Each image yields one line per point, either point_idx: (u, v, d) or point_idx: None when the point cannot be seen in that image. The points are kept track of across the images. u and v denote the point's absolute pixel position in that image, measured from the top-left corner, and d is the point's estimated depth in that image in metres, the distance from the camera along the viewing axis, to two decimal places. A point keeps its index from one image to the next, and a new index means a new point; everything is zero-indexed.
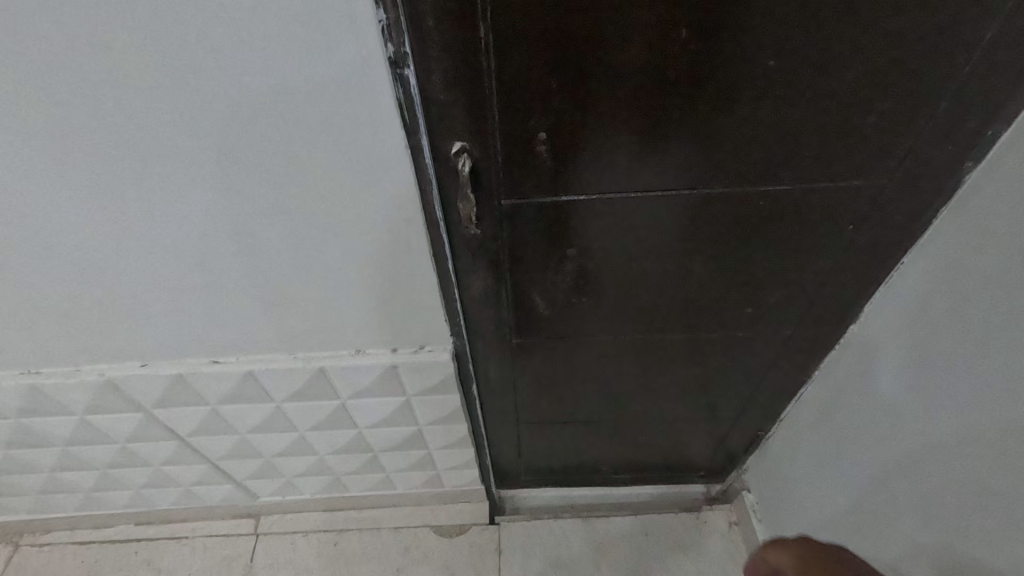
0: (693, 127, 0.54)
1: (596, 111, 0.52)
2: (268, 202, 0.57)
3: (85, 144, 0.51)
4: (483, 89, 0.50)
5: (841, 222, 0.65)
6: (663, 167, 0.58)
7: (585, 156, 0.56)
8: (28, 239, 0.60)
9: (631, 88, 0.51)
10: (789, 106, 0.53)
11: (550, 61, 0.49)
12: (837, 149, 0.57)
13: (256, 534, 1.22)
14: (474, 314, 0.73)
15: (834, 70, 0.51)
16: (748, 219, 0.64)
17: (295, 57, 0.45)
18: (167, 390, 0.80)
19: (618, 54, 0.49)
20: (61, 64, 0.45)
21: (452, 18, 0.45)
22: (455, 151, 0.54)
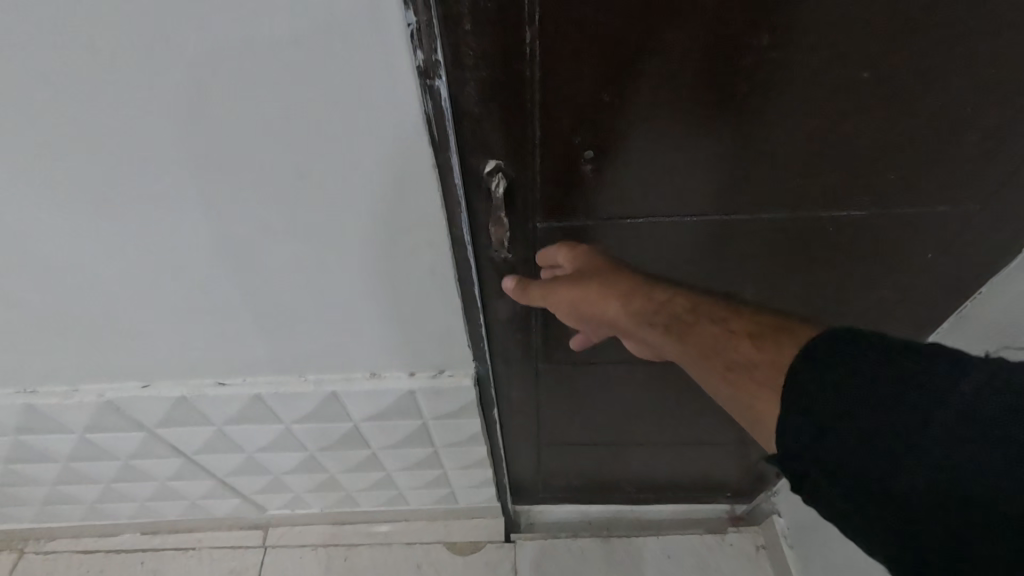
0: (759, 146, 0.48)
1: (651, 127, 0.46)
2: (278, 221, 0.52)
3: (74, 159, 0.45)
4: (523, 99, 0.44)
5: (915, 250, 0.58)
6: (721, 190, 0.51)
7: (633, 175, 0.50)
8: (17, 259, 0.55)
9: (693, 102, 0.45)
10: (872, 124, 0.47)
11: (602, 71, 0.43)
12: (921, 172, 0.51)
13: (265, 547, 1.19)
14: (499, 338, 0.67)
15: (930, 83, 0.44)
16: (810, 246, 0.57)
17: (309, 66, 0.39)
18: (170, 411, 0.76)
19: (682, 64, 0.42)
20: (43, 71, 0.39)
21: (493, 22, 0.40)
22: (489, 170, 0.48)
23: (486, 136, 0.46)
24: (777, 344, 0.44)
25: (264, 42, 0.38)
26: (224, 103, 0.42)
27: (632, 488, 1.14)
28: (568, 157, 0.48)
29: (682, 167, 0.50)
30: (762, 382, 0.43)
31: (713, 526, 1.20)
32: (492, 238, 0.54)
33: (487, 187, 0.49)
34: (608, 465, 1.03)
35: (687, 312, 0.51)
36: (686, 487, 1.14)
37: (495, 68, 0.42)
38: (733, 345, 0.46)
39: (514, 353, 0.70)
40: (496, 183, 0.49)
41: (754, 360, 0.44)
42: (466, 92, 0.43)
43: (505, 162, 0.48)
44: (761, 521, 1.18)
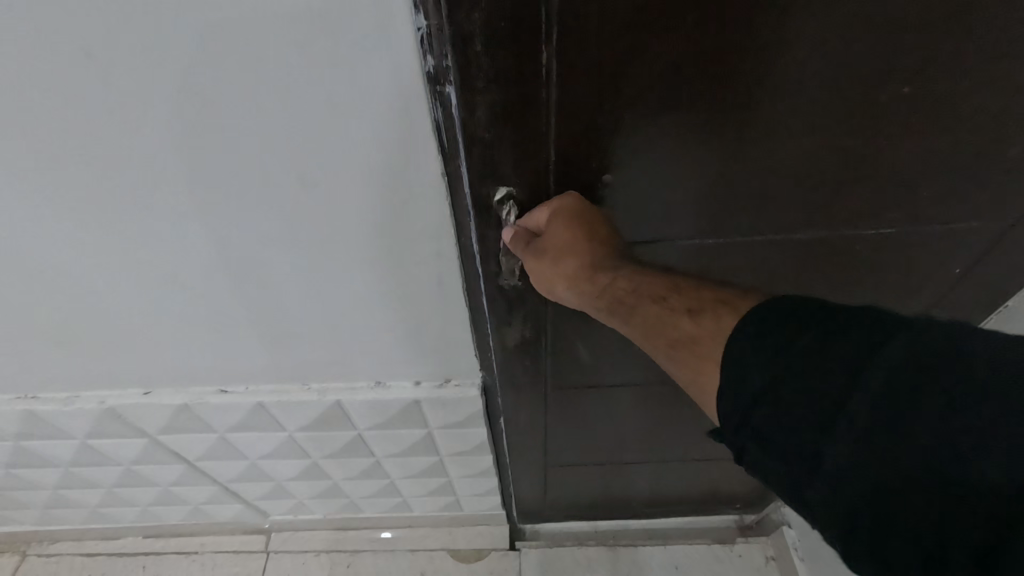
0: (789, 161, 0.47)
1: (677, 146, 0.45)
2: (282, 230, 0.50)
3: (70, 167, 0.44)
4: (537, 117, 0.42)
5: (946, 257, 0.59)
6: (750, 204, 0.51)
7: (659, 194, 0.49)
8: (13, 266, 0.53)
9: (721, 120, 0.43)
10: (905, 136, 0.45)
11: (623, 92, 0.41)
12: (954, 182, 0.50)
13: (267, 552, 1.18)
14: (506, 366, 0.66)
15: (966, 93, 0.43)
16: (840, 255, 0.58)
17: (314, 69, 0.38)
18: (172, 418, 0.74)
19: (710, 80, 0.41)
20: (35, 78, 0.38)
21: (506, 40, 0.38)
22: (500, 198, 0.48)
23: (497, 157, 0.44)
24: (712, 317, 0.38)
25: (266, 45, 0.36)
26: (225, 108, 0.40)
27: (640, 502, 1.11)
28: (581, 175, 0.47)
29: (698, 192, 0.49)
30: (702, 360, 0.38)
31: (722, 535, 1.18)
32: (501, 266, 0.53)
33: (497, 215, 0.49)
34: (615, 480, 1.00)
35: (634, 293, 0.43)
36: (694, 501, 1.12)
37: (508, 86, 0.40)
38: (672, 319, 0.40)
39: (521, 378, 0.68)
40: (505, 209, 0.48)
41: (694, 335, 0.38)
42: (478, 112, 0.41)
43: (517, 181, 0.47)
44: (770, 532, 1.16)
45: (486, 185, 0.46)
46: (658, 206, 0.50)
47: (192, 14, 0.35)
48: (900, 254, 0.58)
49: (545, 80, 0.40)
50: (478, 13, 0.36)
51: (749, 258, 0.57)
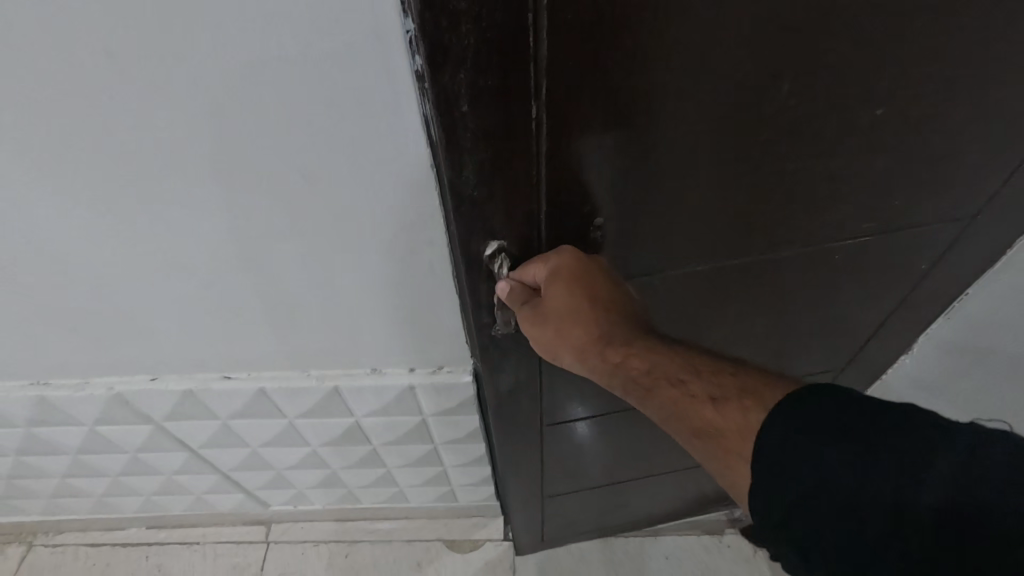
0: (766, 176, 0.51)
1: (662, 178, 0.48)
2: (284, 220, 0.53)
3: (88, 158, 0.47)
4: (526, 163, 0.44)
5: (916, 246, 0.65)
6: (731, 218, 0.54)
7: (648, 223, 0.52)
8: (29, 253, 0.56)
9: (699, 147, 0.46)
10: (865, 140, 0.50)
11: (608, 137, 0.44)
12: (912, 174, 0.55)
13: (267, 542, 1.21)
14: (494, 389, 0.67)
15: (914, 91, 0.47)
16: (822, 258, 0.62)
17: (312, 66, 0.41)
18: (178, 404, 0.78)
19: (686, 111, 0.44)
20: (58, 77, 0.41)
21: (492, 97, 0.39)
22: (491, 253, 0.50)
23: (485, 201, 0.45)
24: (737, 408, 0.45)
25: (267, 45, 0.39)
26: (229, 103, 0.43)
27: (635, 509, 1.11)
28: (570, 210, 0.49)
29: (669, 227, 0.53)
30: (729, 450, 0.45)
31: (713, 528, 1.21)
32: (495, 317, 0.56)
33: (489, 267, 0.51)
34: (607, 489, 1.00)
35: (648, 373, 0.50)
36: (684, 505, 1.14)
37: (495, 136, 0.41)
38: (697, 407, 0.47)
39: (507, 402, 0.69)
40: (497, 263, 0.51)
41: (720, 428, 0.45)
42: (468, 161, 0.42)
43: (508, 226, 0.48)
44: None
45: (478, 230, 0.48)
46: (636, 243, 0.54)
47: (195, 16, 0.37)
48: (875, 252, 0.64)
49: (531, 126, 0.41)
50: (463, 72, 0.37)
51: (714, 281, 0.62)
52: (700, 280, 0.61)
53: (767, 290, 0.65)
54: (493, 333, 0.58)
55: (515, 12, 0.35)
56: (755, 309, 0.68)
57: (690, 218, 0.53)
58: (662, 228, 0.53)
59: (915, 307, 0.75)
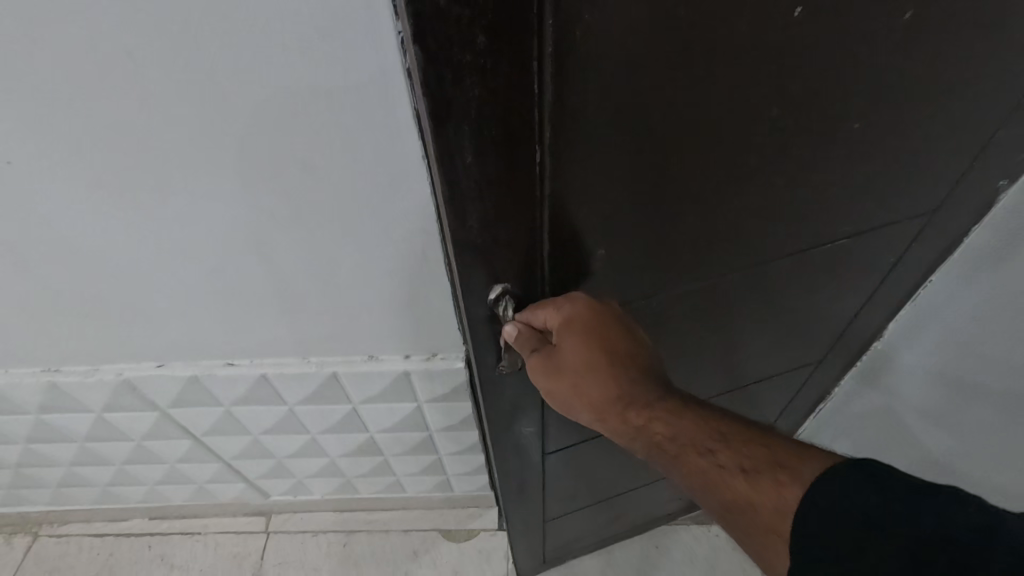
0: (752, 195, 0.53)
1: (656, 207, 0.50)
2: (286, 209, 0.57)
3: (106, 147, 0.51)
4: (527, 206, 0.45)
5: (886, 245, 0.69)
6: (719, 235, 0.57)
7: (642, 249, 0.54)
8: (48, 240, 0.60)
9: (689, 174, 0.49)
10: (838, 152, 0.53)
11: (604, 176, 0.46)
12: (881, 179, 0.59)
13: (267, 532, 1.24)
14: (495, 410, 0.67)
15: (882, 104, 0.50)
16: (806, 262, 0.65)
17: (313, 64, 0.44)
18: (183, 390, 0.81)
19: (675, 142, 0.45)
20: (84, 70, 0.45)
21: (494, 145, 0.40)
22: (496, 296, 0.52)
23: (488, 242, 0.47)
24: (771, 483, 0.44)
25: (273, 43, 0.43)
26: (238, 96, 0.47)
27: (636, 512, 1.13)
28: (569, 247, 0.51)
29: (657, 255, 0.56)
30: (755, 528, 0.44)
31: (701, 519, 1.24)
32: (503, 358, 0.59)
33: (494, 309, 0.53)
34: (608, 497, 1.01)
35: (672, 442, 0.51)
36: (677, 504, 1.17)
37: (497, 183, 0.43)
38: (725, 478, 0.47)
39: (508, 425, 0.70)
40: (502, 303, 0.53)
41: (750, 500, 0.45)
42: (472, 207, 0.44)
43: (510, 262, 0.50)
44: None
45: (480, 271, 0.49)
46: (626, 272, 0.56)
47: (209, 16, 0.41)
48: (850, 252, 0.67)
49: (532, 170, 0.43)
50: (467, 123, 0.38)
51: (698, 300, 0.65)
52: (685, 300, 0.64)
53: (756, 298, 0.68)
54: (499, 369, 0.60)
55: (514, 63, 0.36)
56: (746, 316, 0.71)
57: (675, 244, 0.55)
58: (649, 255, 0.55)
59: (887, 298, 0.80)
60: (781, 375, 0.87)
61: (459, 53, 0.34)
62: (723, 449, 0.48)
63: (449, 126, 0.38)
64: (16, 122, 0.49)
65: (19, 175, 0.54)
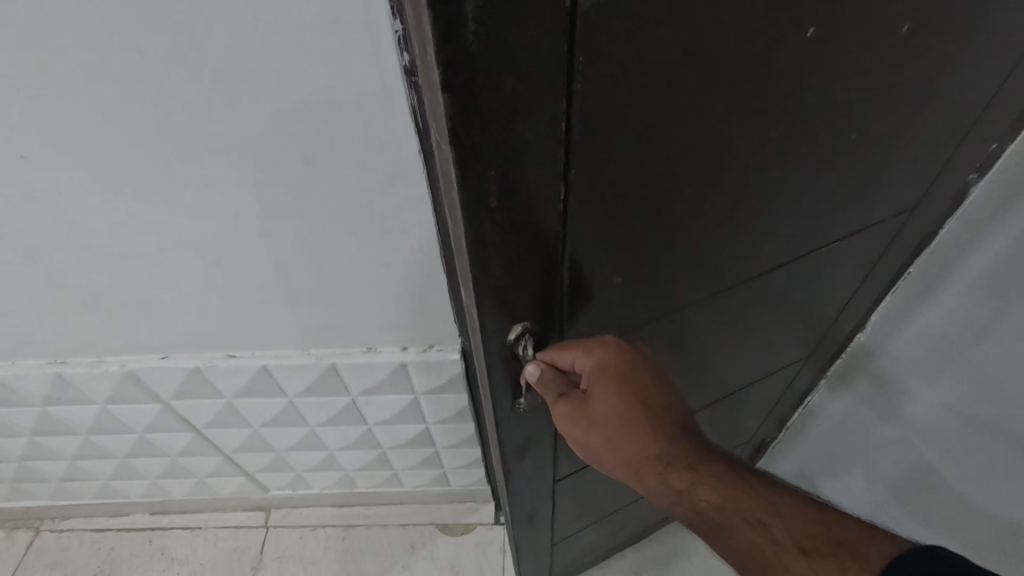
0: (755, 213, 0.54)
1: (666, 233, 0.50)
2: (288, 203, 0.59)
3: (115, 142, 0.54)
4: (546, 242, 0.45)
5: (875, 250, 0.71)
6: (725, 254, 0.57)
7: (652, 273, 0.54)
8: (57, 233, 0.62)
9: (698, 199, 0.48)
10: (836, 168, 0.54)
11: (620, 208, 0.45)
12: (873, 189, 0.60)
13: (267, 527, 1.25)
14: (508, 443, 0.66)
15: (875, 119, 0.51)
16: (802, 272, 0.67)
17: (315, 60, 0.47)
18: (185, 382, 0.83)
19: (685, 169, 0.45)
20: (97, 68, 0.47)
21: (517, 186, 0.39)
22: (515, 335, 0.51)
23: (509, 284, 0.46)
24: (831, 562, 0.42)
25: (277, 41, 0.45)
26: (243, 92, 0.49)
27: (636, 519, 1.14)
28: (586, 279, 0.50)
29: (665, 282, 0.56)
30: None
31: None
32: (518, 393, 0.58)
33: (514, 348, 0.52)
34: (612, 506, 1.01)
35: (716, 508, 0.49)
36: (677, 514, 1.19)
37: (518, 223, 0.42)
38: (781, 557, 0.45)
39: (522, 457, 0.70)
40: (523, 343, 0.52)
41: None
42: (494, 251, 0.43)
43: (526, 298, 0.48)
44: None
45: (498, 311, 0.48)
46: (636, 297, 0.55)
47: (217, 15, 0.44)
48: (843, 258, 0.69)
49: (554, 210, 0.42)
50: (492, 169, 0.37)
51: (703, 319, 0.65)
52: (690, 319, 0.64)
53: (756, 310, 0.69)
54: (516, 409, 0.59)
55: (538, 108, 0.36)
56: (746, 327, 0.71)
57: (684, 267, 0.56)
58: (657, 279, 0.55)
59: (873, 298, 0.82)
60: (778, 373, 0.88)
61: (485, 101, 0.33)
62: (775, 520, 0.46)
63: (475, 170, 0.37)
64: (31, 116, 0.51)
65: (32, 169, 0.56)
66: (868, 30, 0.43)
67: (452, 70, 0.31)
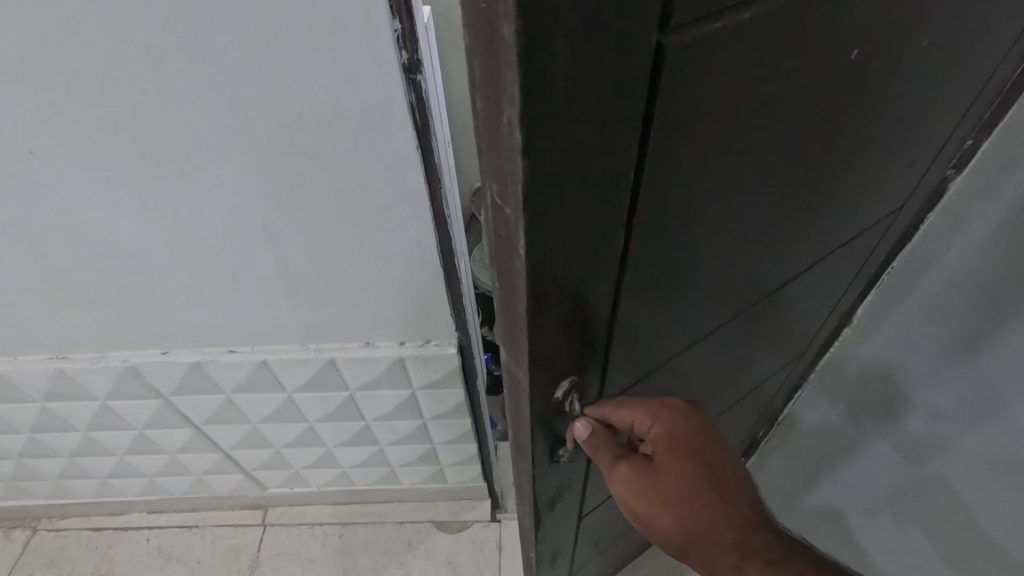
0: (786, 241, 0.52)
1: (706, 271, 0.48)
2: (289, 198, 0.61)
3: (120, 138, 0.55)
4: (597, 298, 0.42)
5: (871, 257, 0.72)
6: (753, 282, 0.55)
7: (688, 311, 0.52)
8: (62, 226, 0.64)
9: (738, 234, 0.46)
10: (860, 191, 0.53)
11: (668, 254, 0.42)
12: (885, 204, 0.59)
13: (264, 525, 1.26)
14: (541, 496, 0.63)
15: (901, 141, 0.50)
16: (812, 285, 0.66)
17: (316, 57, 0.48)
18: (185, 377, 0.84)
19: (733, 209, 0.43)
20: (105, 64, 0.49)
21: (575, 246, 0.36)
22: (563, 393, 0.48)
23: (559, 344, 0.43)
24: None
25: (280, 38, 0.47)
26: (247, 89, 0.51)
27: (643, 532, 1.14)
28: (629, 327, 0.47)
29: (698, 318, 0.54)
30: None
31: None
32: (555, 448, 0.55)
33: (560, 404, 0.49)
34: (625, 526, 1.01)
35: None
36: None
37: (573, 282, 0.39)
38: None
39: (552, 505, 0.67)
40: (569, 399, 0.49)
41: None
42: (549, 313, 0.40)
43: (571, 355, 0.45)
44: None
45: (545, 371, 0.45)
46: (671, 336, 0.54)
47: (223, 13, 0.46)
48: (846, 266, 0.69)
49: (614, 264, 0.40)
50: (553, 232, 0.34)
51: (720, 344, 0.63)
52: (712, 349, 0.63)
53: (767, 324, 0.68)
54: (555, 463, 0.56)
55: (602, 164, 0.32)
56: (755, 341, 0.71)
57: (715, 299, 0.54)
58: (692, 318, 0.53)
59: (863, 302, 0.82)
60: (770, 376, 0.88)
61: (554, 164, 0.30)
62: None
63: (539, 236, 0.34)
64: (41, 111, 0.53)
65: (39, 164, 0.57)
66: (917, 57, 0.41)
67: (533, 134, 0.29)
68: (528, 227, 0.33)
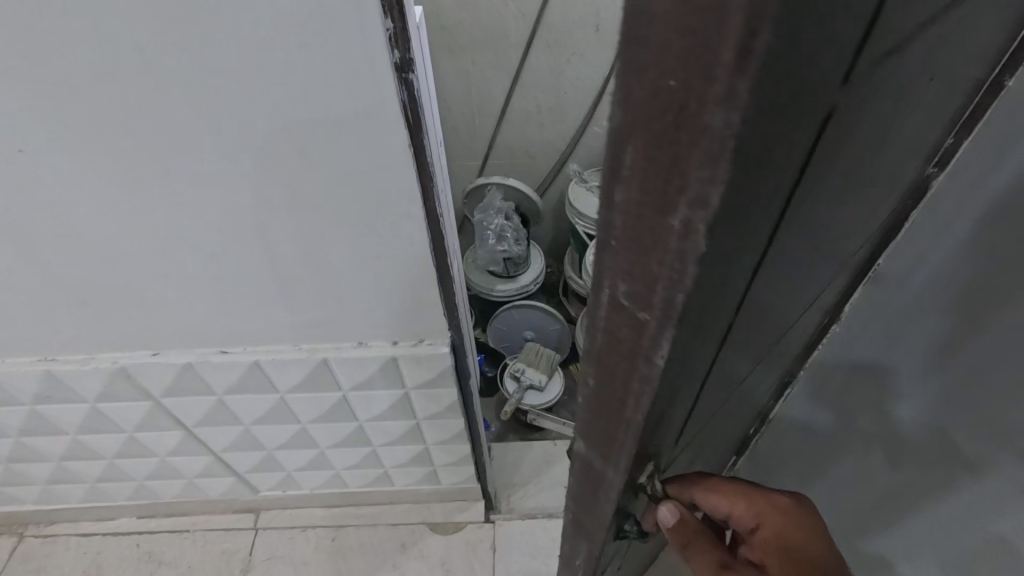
0: (825, 276, 0.49)
1: (766, 321, 0.43)
2: (282, 197, 0.61)
3: (112, 137, 0.55)
4: (692, 380, 0.35)
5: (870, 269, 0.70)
6: (791, 319, 0.51)
7: (741, 361, 0.46)
8: (51, 224, 0.63)
9: (802, 279, 0.41)
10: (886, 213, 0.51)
11: (748, 314, 0.37)
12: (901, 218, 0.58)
13: (256, 528, 1.25)
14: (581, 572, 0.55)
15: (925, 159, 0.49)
16: (831, 306, 0.63)
17: (309, 53, 0.49)
18: (176, 378, 0.84)
19: (810, 253, 0.38)
20: (97, 62, 0.49)
21: (697, 338, 0.29)
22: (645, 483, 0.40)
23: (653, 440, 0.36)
24: None
25: (272, 34, 0.47)
26: (239, 85, 0.51)
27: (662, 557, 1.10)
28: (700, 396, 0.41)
29: (744, 365, 0.49)
30: None
31: None
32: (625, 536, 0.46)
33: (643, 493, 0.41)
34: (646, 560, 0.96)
35: None
36: None
37: (683, 374, 0.31)
38: None
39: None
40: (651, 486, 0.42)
41: None
42: (658, 412, 0.32)
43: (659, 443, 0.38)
44: None
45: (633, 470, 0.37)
46: (721, 393, 0.48)
47: (215, 8, 0.46)
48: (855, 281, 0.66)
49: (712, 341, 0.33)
50: (690, 330, 0.27)
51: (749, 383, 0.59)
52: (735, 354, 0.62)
53: (788, 352, 0.64)
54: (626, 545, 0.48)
55: (744, 243, 0.25)
56: (775, 371, 0.67)
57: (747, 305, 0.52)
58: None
59: None
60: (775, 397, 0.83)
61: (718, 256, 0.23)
62: None
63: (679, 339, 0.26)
64: (30, 107, 0.52)
65: (30, 163, 0.57)
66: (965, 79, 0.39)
67: (717, 230, 0.21)
68: (675, 335, 0.25)
